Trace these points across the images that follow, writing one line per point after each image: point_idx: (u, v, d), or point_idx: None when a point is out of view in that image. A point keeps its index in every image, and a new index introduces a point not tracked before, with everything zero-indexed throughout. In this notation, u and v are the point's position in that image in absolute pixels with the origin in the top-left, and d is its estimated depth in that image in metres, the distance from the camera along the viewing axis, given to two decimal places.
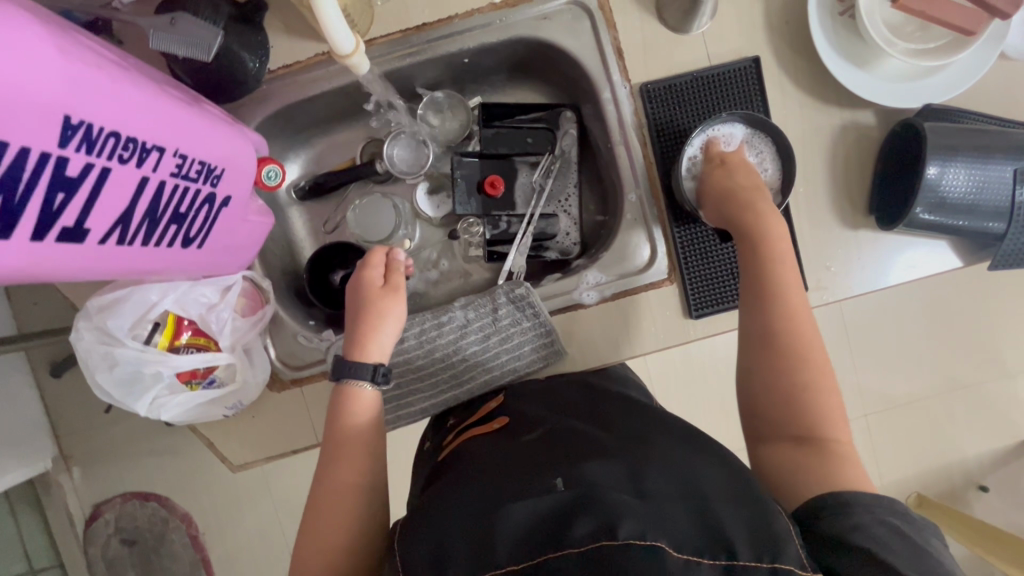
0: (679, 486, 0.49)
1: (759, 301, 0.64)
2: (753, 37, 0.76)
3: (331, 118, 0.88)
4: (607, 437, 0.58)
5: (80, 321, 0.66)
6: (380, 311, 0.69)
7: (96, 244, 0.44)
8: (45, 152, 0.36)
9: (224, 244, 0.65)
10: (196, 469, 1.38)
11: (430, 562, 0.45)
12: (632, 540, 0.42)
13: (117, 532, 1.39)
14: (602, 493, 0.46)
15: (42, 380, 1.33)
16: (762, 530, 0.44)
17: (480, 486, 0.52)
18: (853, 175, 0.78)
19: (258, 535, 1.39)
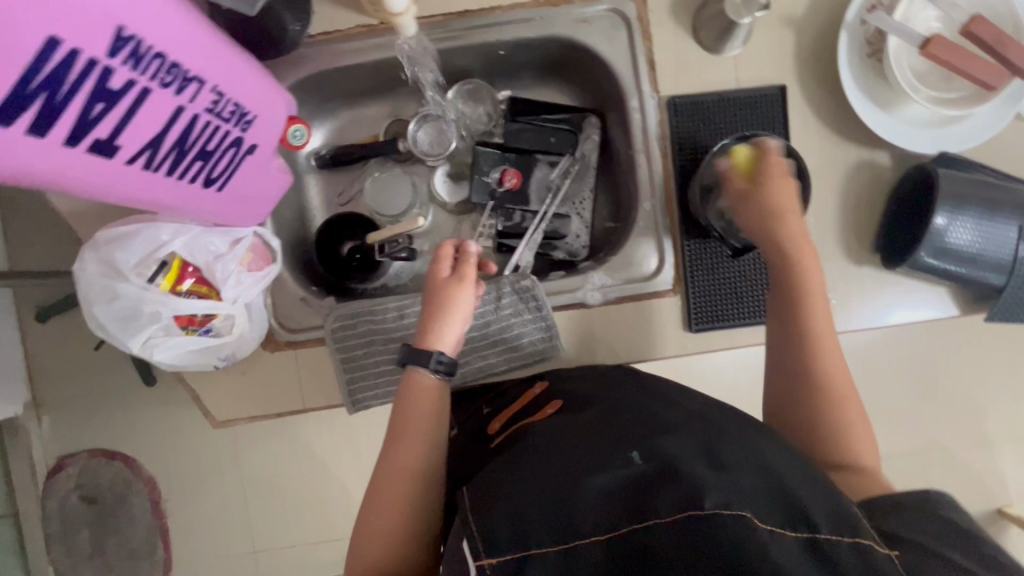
0: (755, 463, 0.51)
1: (806, 344, 0.63)
2: (782, 66, 0.78)
3: (360, 93, 0.89)
4: (671, 414, 0.60)
5: (87, 251, 0.65)
6: (448, 302, 0.68)
7: (122, 163, 0.45)
8: (94, 59, 0.37)
9: (243, 191, 0.65)
10: (162, 434, 1.32)
11: (509, 527, 0.47)
12: (718, 510, 0.43)
13: (77, 488, 1.34)
14: (680, 465, 0.48)
15: (26, 324, 1.31)
16: (836, 511, 0.45)
17: (552, 456, 0.54)
18: (863, 212, 0.79)
19: (214, 511, 1.33)
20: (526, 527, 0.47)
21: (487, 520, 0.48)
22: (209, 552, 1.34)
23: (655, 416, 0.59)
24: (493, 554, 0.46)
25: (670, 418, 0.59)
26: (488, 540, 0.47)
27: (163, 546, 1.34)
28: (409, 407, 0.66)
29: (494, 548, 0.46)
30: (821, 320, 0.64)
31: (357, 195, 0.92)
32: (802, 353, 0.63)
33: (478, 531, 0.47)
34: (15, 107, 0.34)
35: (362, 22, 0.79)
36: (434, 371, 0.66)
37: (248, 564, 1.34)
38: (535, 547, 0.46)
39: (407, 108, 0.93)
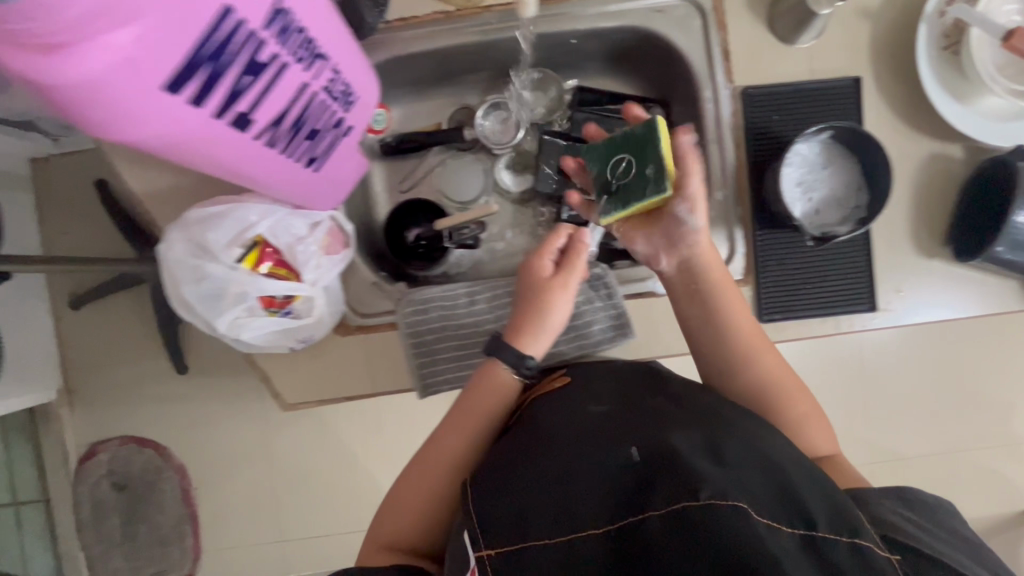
0: (755, 457, 0.52)
1: (733, 351, 0.70)
2: (856, 59, 0.78)
3: (425, 80, 0.89)
4: (682, 407, 0.59)
5: (174, 231, 0.65)
6: (549, 306, 0.70)
7: (251, 138, 0.45)
8: (253, 31, 0.38)
9: (331, 174, 0.66)
10: (195, 422, 1.32)
11: (514, 522, 0.50)
12: (716, 501, 0.44)
13: (109, 474, 1.34)
14: (682, 459, 0.48)
15: (60, 310, 1.31)
16: (836, 514, 0.47)
17: (552, 451, 0.55)
18: (934, 204, 0.79)
19: (243, 500, 1.32)
20: (529, 522, 0.49)
21: (487, 511, 0.51)
22: (238, 541, 1.32)
23: (661, 409, 0.59)
24: (490, 545, 0.49)
25: (676, 410, 0.59)
26: (487, 530, 0.50)
27: (192, 535, 1.33)
28: (479, 393, 0.69)
29: (494, 540, 0.49)
30: (743, 335, 0.69)
31: (419, 182, 0.92)
32: (733, 365, 0.70)
33: (479, 523, 0.50)
34: (185, 73, 0.35)
35: (438, 8, 0.79)
36: (523, 372, 0.70)
37: (276, 555, 1.32)
38: (535, 537, 0.48)
39: (470, 95, 0.92)
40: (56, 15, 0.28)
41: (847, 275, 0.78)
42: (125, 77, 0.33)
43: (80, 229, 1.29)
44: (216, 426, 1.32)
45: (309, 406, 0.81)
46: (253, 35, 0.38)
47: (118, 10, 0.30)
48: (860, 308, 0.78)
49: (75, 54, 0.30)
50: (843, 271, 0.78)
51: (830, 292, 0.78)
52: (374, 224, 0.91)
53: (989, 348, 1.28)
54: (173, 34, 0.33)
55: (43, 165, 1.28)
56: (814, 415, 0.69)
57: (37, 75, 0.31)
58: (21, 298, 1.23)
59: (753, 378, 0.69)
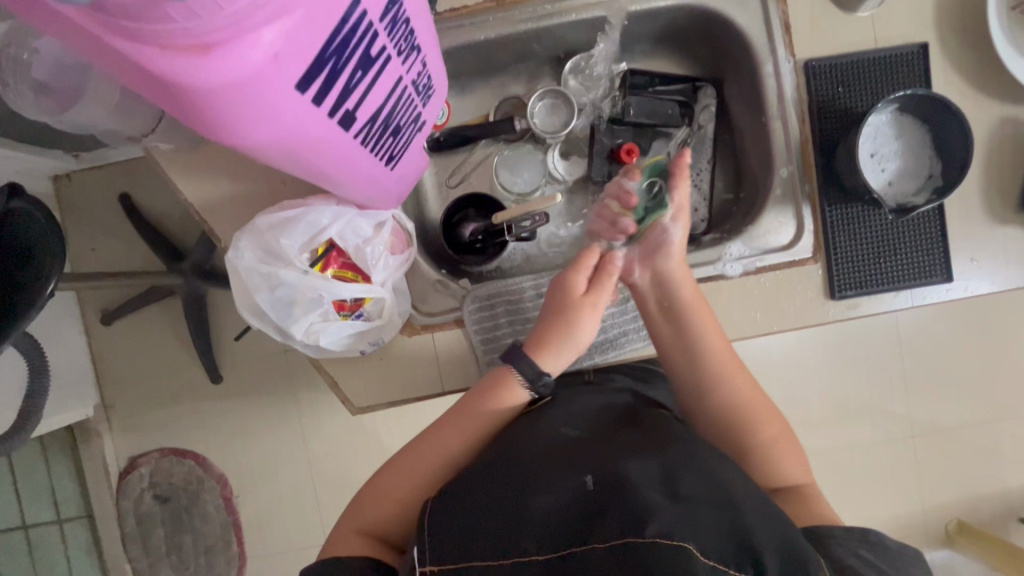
0: (713, 489, 0.50)
1: (691, 375, 0.70)
2: (921, 23, 0.76)
3: (470, 72, 0.87)
4: (643, 435, 0.58)
5: (244, 239, 0.64)
6: (581, 322, 0.71)
7: (353, 138, 0.46)
8: (370, 23, 0.39)
9: (401, 173, 0.66)
10: (233, 432, 1.32)
11: (456, 540, 0.48)
12: (662, 539, 0.44)
13: (149, 489, 1.32)
14: (636, 494, 0.48)
15: (92, 327, 1.30)
16: (785, 546, 0.47)
17: (505, 471, 0.53)
18: (1005, 170, 0.77)
19: (286, 507, 1.32)
20: (476, 545, 0.48)
21: (437, 525, 0.49)
22: (282, 546, 1.32)
23: (624, 438, 0.57)
24: (437, 561, 0.47)
25: (636, 438, 0.57)
26: (435, 546, 0.48)
27: (236, 542, 1.32)
28: (479, 398, 0.67)
29: (440, 555, 0.48)
30: (711, 358, 0.69)
31: (467, 176, 0.90)
32: (697, 385, 0.70)
33: (429, 537, 0.49)
34: (312, 69, 0.37)
35: None
36: (530, 390, 0.68)
37: None
38: (478, 558, 0.47)
39: (515, 85, 0.90)
40: (223, 14, 0.29)
41: (919, 247, 0.77)
42: (267, 74, 0.34)
43: (107, 244, 1.29)
44: (256, 434, 1.32)
45: (378, 409, 0.80)
46: (370, 28, 0.39)
47: (271, 7, 0.31)
48: (934, 280, 0.77)
49: (231, 52, 0.32)
50: (916, 244, 0.76)
51: (900, 266, 0.77)
52: (426, 221, 0.89)
53: None
54: (310, 29, 0.35)
55: (66, 183, 1.27)
56: (777, 436, 0.67)
57: (192, 78, 0.32)
58: (55, 316, 1.21)
59: (717, 399, 0.69)
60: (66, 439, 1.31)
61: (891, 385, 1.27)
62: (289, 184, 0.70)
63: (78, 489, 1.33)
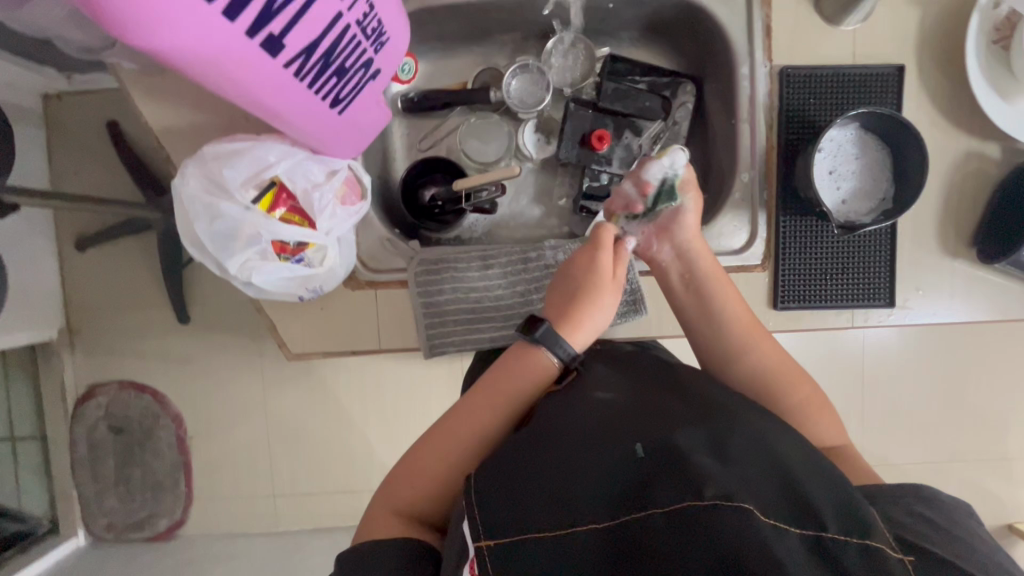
0: (760, 449, 0.44)
1: (725, 343, 0.67)
2: (901, 46, 0.76)
3: (454, 37, 0.86)
4: (682, 396, 0.52)
5: (190, 165, 0.64)
6: (602, 301, 0.67)
7: (280, 66, 0.45)
8: None
9: (356, 121, 0.65)
10: (192, 372, 1.32)
11: (511, 516, 0.42)
12: (720, 502, 0.39)
13: (106, 418, 1.32)
14: (686, 457, 0.42)
15: (65, 250, 1.29)
16: (846, 507, 0.40)
17: (544, 438, 0.47)
18: (965, 203, 0.77)
19: (236, 453, 1.32)
20: (529, 517, 0.42)
21: (484, 498, 0.43)
22: (230, 491, 1.32)
23: (659, 397, 0.51)
24: (490, 537, 0.41)
25: (675, 398, 0.51)
26: (485, 518, 0.42)
27: (185, 482, 1.33)
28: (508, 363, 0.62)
29: (492, 529, 0.41)
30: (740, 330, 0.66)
31: (438, 141, 0.90)
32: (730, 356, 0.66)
33: (478, 509, 0.43)
34: None
35: None
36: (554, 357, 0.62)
37: (266, 507, 1.32)
38: (534, 532, 0.41)
39: (499, 56, 0.90)
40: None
41: (867, 269, 0.77)
42: None
43: (89, 170, 1.26)
44: (215, 378, 1.32)
45: (313, 357, 0.80)
46: None
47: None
48: (876, 303, 0.77)
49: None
50: (864, 265, 0.77)
51: (847, 285, 0.77)
52: (390, 180, 0.89)
53: (986, 361, 1.27)
54: None
55: (55, 103, 1.24)
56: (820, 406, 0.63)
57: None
58: (27, 234, 1.20)
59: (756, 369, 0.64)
60: (28, 360, 1.31)
61: (850, 412, 1.28)
62: (250, 121, 0.70)
63: (36, 409, 1.33)
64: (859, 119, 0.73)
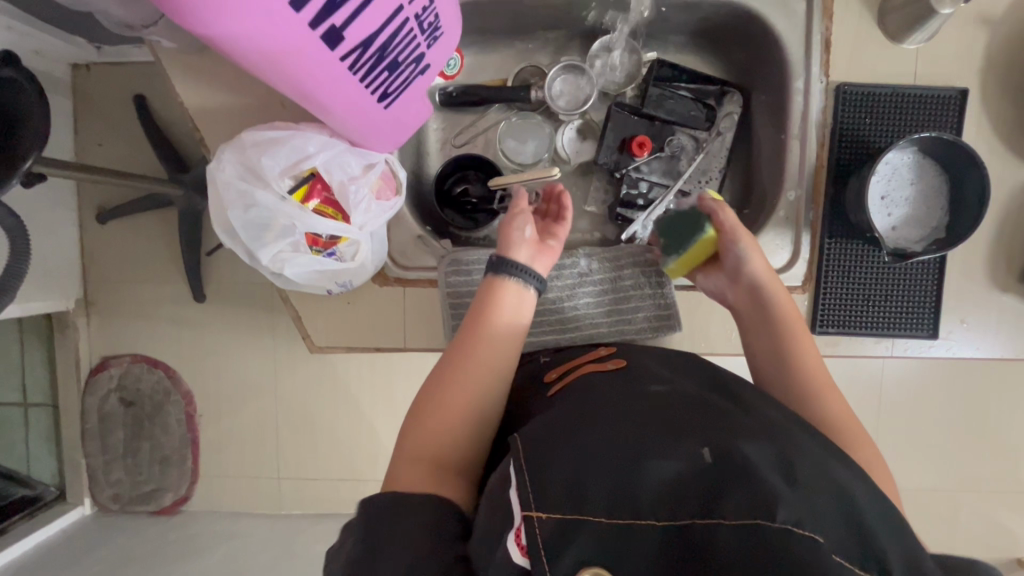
0: (829, 476, 0.40)
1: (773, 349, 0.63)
2: (966, 69, 0.73)
3: (498, 31, 0.83)
4: (741, 407, 0.48)
5: (227, 151, 0.63)
6: (513, 221, 0.68)
7: (337, 59, 0.44)
8: None
9: (399, 116, 0.63)
10: (207, 351, 1.31)
11: (565, 492, 0.38)
12: (790, 527, 0.34)
13: (118, 390, 1.32)
14: (755, 471, 0.38)
15: (86, 220, 1.28)
16: (913, 554, 0.37)
17: (597, 426, 0.44)
18: (1018, 236, 0.75)
19: (244, 433, 1.32)
20: (585, 497, 0.37)
21: (542, 468, 0.39)
22: (237, 471, 1.32)
23: (721, 408, 0.47)
24: (544, 508, 0.37)
25: (738, 411, 0.47)
26: (538, 490, 0.38)
27: (192, 458, 1.32)
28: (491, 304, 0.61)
29: (545, 503, 0.37)
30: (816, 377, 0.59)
31: (474, 138, 0.88)
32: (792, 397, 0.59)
33: (530, 479, 0.39)
34: None
35: None
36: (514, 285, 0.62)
37: (271, 489, 1.32)
38: (588, 513, 0.37)
39: (541, 54, 0.87)
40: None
41: (911, 297, 0.74)
42: None
43: (115, 141, 1.26)
44: (229, 358, 1.31)
45: (335, 352, 0.78)
46: None
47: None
48: (919, 333, 0.75)
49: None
50: (908, 293, 0.74)
51: (888, 313, 0.75)
52: (422, 175, 0.87)
53: (1008, 394, 1.24)
54: None
55: (84, 73, 1.23)
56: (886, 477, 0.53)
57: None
58: (49, 202, 1.20)
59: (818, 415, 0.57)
60: (44, 326, 1.31)
61: None
62: (288, 109, 0.68)
63: (49, 375, 1.33)
64: (915, 144, 0.70)
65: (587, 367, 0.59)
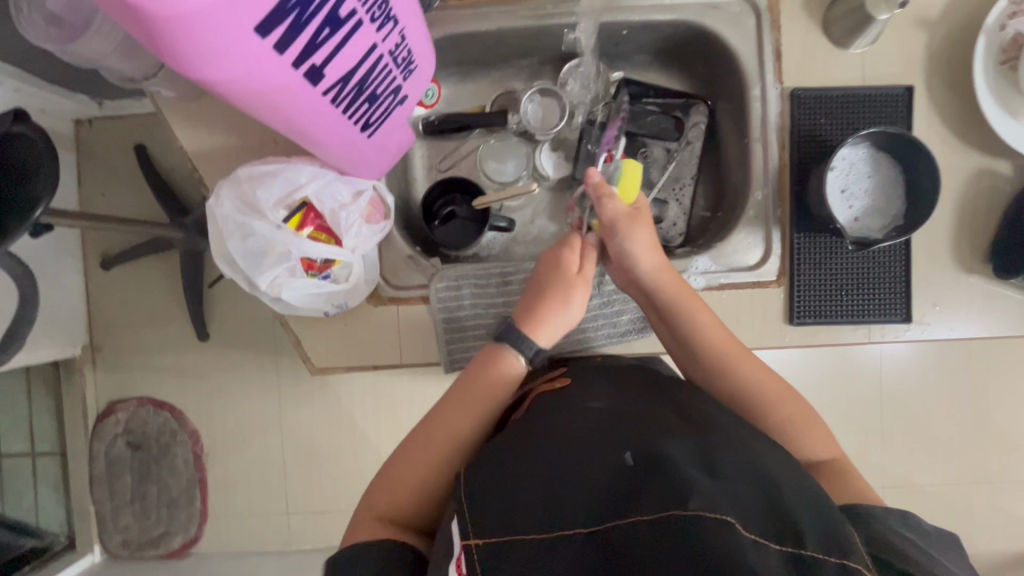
0: (751, 472, 0.46)
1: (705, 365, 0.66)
2: (910, 67, 0.78)
3: (473, 62, 0.89)
4: (676, 415, 0.55)
5: (225, 186, 0.67)
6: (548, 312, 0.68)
7: (319, 93, 0.47)
8: None
9: (382, 143, 0.68)
10: (211, 388, 1.34)
11: (502, 517, 0.46)
12: (703, 513, 0.40)
13: (124, 434, 1.34)
14: (673, 467, 0.44)
15: (91, 268, 1.33)
16: (829, 531, 0.42)
17: (535, 448, 0.51)
18: (977, 219, 0.78)
19: (251, 467, 1.34)
20: (517, 519, 0.45)
21: (476, 501, 0.47)
22: (246, 508, 1.33)
23: (650, 418, 0.54)
24: (480, 535, 0.45)
25: (673, 418, 0.54)
26: (477, 519, 0.46)
27: (200, 499, 1.34)
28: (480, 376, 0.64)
29: (483, 530, 0.45)
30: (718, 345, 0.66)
31: (457, 163, 0.93)
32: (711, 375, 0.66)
33: (471, 511, 0.47)
34: (272, 17, 0.38)
35: None
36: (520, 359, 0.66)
37: (280, 522, 1.33)
38: (521, 533, 0.44)
39: (516, 80, 0.92)
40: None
41: (881, 284, 0.78)
42: (221, 15, 0.35)
43: (117, 190, 1.31)
44: (234, 393, 1.34)
45: (335, 372, 0.82)
46: None
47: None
48: (892, 319, 0.78)
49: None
50: (878, 280, 0.78)
51: (861, 301, 0.78)
52: (410, 200, 0.92)
53: (1001, 377, 1.26)
54: None
55: (86, 127, 1.29)
56: (802, 409, 0.63)
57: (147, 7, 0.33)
58: (55, 253, 1.24)
59: (767, 411, 0.63)
60: (52, 375, 1.34)
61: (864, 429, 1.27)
62: (280, 144, 0.73)
63: (58, 423, 1.36)
64: (866, 139, 0.75)
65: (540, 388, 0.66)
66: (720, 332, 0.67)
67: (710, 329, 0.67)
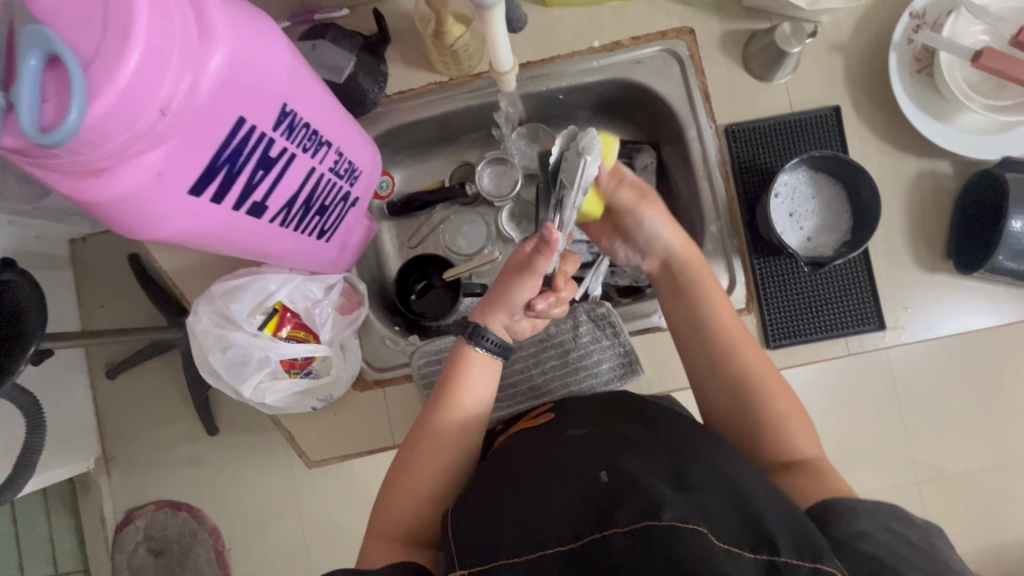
0: (725, 485, 0.47)
1: (706, 346, 0.65)
2: (833, 89, 0.82)
3: (427, 145, 0.93)
4: (655, 436, 0.55)
5: (202, 304, 0.72)
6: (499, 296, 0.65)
7: (266, 222, 0.51)
8: (263, 133, 0.45)
9: (342, 240, 0.72)
10: (224, 480, 1.27)
11: (483, 543, 0.46)
12: (674, 523, 0.41)
13: (146, 540, 1.28)
14: (640, 482, 0.45)
15: (96, 380, 1.29)
16: (802, 536, 0.43)
17: (518, 466, 0.53)
18: (931, 215, 0.80)
19: (269, 562, 1.26)
20: (496, 544, 0.46)
21: (459, 534, 0.48)
22: None
23: (632, 437, 0.54)
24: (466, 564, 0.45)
25: (649, 439, 0.54)
26: (465, 546, 0.46)
27: None
28: (454, 373, 0.63)
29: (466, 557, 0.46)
30: (721, 326, 0.66)
31: (426, 237, 0.96)
32: (713, 356, 0.65)
33: (453, 541, 0.48)
34: (205, 176, 0.42)
35: (434, 79, 0.85)
36: (475, 346, 0.63)
37: None
38: (505, 557, 0.45)
39: (471, 152, 0.96)
40: (100, 149, 0.35)
41: (850, 297, 0.79)
42: (156, 191, 0.39)
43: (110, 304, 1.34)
44: (240, 485, 1.27)
45: (333, 461, 0.83)
46: (263, 137, 0.45)
47: (150, 139, 0.37)
48: (868, 328, 0.78)
49: (116, 176, 0.37)
50: (844, 293, 0.79)
51: (835, 315, 0.79)
52: (385, 281, 0.95)
53: None
54: (194, 145, 0.40)
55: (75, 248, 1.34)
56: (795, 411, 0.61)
57: (88, 194, 0.38)
58: None
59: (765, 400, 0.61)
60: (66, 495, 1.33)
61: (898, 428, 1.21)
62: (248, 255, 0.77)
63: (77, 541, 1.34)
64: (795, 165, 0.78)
65: (523, 425, 0.65)
66: (724, 318, 0.67)
67: (708, 314, 0.67)
